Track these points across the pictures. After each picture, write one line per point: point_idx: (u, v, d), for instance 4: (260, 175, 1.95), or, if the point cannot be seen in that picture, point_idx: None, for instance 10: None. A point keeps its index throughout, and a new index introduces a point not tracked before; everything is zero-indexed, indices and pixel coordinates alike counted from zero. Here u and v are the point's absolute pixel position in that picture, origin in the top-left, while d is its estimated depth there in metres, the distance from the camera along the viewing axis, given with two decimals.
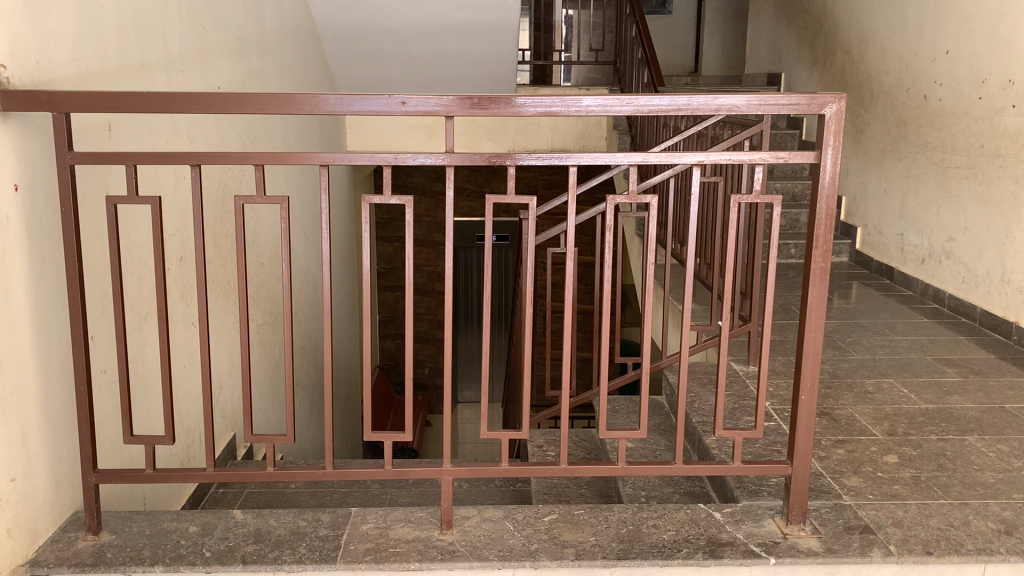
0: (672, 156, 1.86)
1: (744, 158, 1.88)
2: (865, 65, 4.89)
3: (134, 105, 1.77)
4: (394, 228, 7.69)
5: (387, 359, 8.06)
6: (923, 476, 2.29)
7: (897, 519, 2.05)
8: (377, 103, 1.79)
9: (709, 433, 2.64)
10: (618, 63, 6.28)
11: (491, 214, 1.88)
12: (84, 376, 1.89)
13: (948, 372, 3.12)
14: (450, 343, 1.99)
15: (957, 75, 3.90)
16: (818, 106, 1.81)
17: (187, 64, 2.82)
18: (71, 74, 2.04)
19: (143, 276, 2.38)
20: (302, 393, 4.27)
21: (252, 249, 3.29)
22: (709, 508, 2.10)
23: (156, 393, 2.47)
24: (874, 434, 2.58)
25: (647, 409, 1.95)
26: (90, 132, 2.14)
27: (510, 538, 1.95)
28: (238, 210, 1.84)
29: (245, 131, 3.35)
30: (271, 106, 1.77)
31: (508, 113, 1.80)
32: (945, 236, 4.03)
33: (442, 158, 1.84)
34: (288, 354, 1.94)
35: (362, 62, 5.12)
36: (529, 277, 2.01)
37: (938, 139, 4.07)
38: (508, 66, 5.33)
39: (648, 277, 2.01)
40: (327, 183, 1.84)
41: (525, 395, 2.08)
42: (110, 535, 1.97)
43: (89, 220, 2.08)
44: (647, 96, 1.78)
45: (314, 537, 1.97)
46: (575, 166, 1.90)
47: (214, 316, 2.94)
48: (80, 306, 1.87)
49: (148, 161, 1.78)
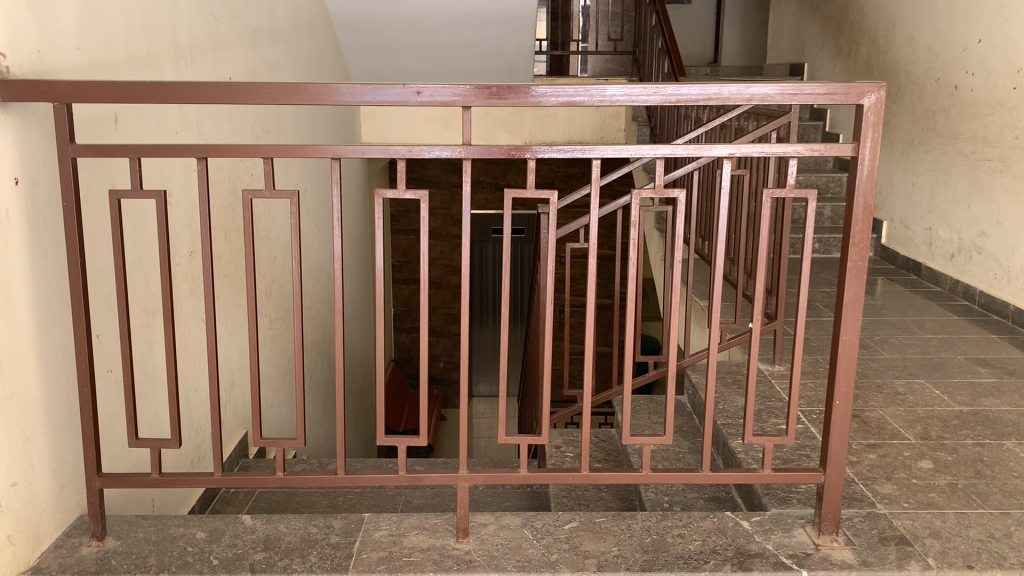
0: (700, 149, 1.76)
1: (777, 149, 1.78)
2: (891, 54, 4.77)
3: (139, 95, 1.70)
4: (409, 221, 7.61)
5: (402, 353, 8.02)
6: (961, 484, 2.19)
7: (935, 529, 1.96)
8: (392, 93, 1.71)
9: (735, 436, 2.55)
10: (635, 53, 6.23)
11: (510, 210, 1.77)
12: (88, 377, 1.82)
13: (981, 373, 3.01)
14: (468, 339, 1.89)
15: (990, 65, 3.77)
16: (857, 96, 1.70)
17: (197, 54, 2.75)
18: (76, 63, 1.98)
19: (150, 273, 2.32)
20: (315, 390, 4.22)
21: (262, 245, 3.21)
22: (737, 516, 2.01)
23: (162, 394, 2.41)
24: (907, 437, 2.48)
25: (672, 414, 1.85)
26: (94, 123, 2.06)
27: (529, 548, 1.87)
28: (247, 204, 1.75)
29: (258, 122, 3.30)
30: (281, 96, 1.69)
31: (528, 105, 1.71)
32: (976, 231, 3.92)
33: (458, 151, 1.75)
34: (299, 351, 1.84)
35: (376, 52, 5.04)
36: (548, 272, 1.92)
37: (969, 131, 3.94)
38: (525, 56, 5.23)
39: (674, 276, 1.91)
40: (339, 177, 1.75)
41: (545, 394, 1.99)
42: (115, 541, 1.90)
43: (92, 214, 2.01)
44: (675, 85, 1.68)
45: (325, 544, 1.89)
46: (598, 158, 1.81)
47: (225, 313, 2.88)
48: (83, 304, 1.79)
49: (152, 153, 1.71)
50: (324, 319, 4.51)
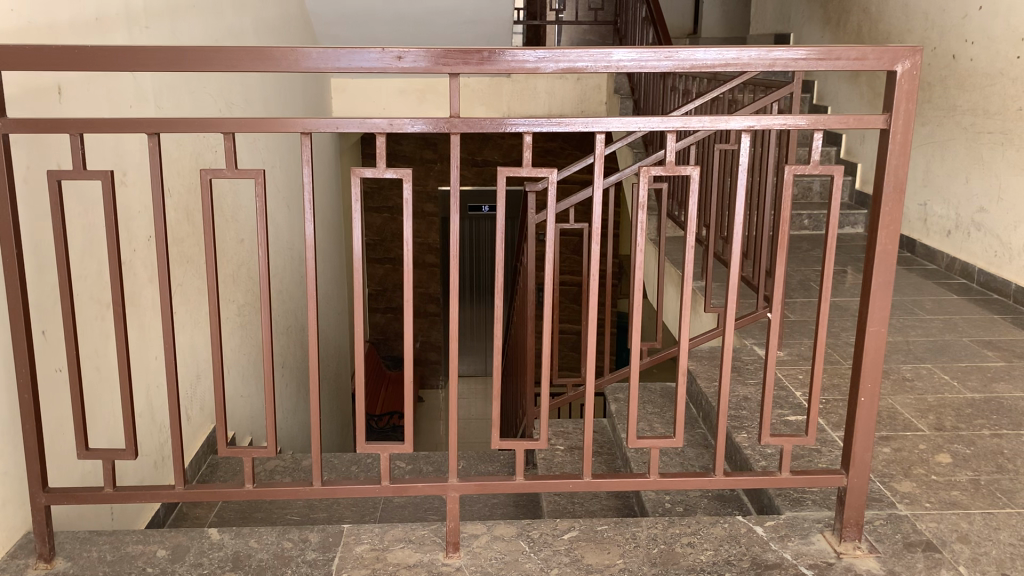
0: (716, 121, 1.58)
1: (799, 121, 1.60)
2: (884, 22, 4.60)
3: (77, 61, 1.48)
4: (382, 198, 7.37)
5: (378, 335, 7.82)
6: (983, 480, 2.06)
7: (963, 533, 1.82)
8: (369, 58, 1.51)
9: (741, 430, 2.39)
10: (617, 24, 6.01)
11: (503, 187, 1.59)
12: (28, 381, 1.61)
13: (990, 356, 2.88)
14: (457, 332, 1.68)
15: (992, 33, 3.61)
16: (890, 62, 1.53)
17: (152, 20, 2.52)
18: (8, 28, 1.74)
19: (101, 259, 2.12)
20: (288, 377, 4.03)
21: (226, 228, 2.99)
22: (750, 520, 1.85)
23: (117, 396, 2.20)
24: (921, 429, 2.34)
25: (683, 415, 1.68)
26: (31, 94, 1.83)
27: (526, 562, 1.70)
28: (206, 184, 1.54)
29: (221, 95, 3.07)
30: (243, 63, 1.48)
31: (525, 70, 1.52)
32: (975, 207, 3.79)
33: (443, 124, 1.55)
34: (269, 346, 1.63)
35: (348, 21, 4.79)
36: (547, 265, 1.68)
37: (969, 103, 3.79)
38: (503, 25, 5.01)
39: (686, 266, 1.67)
40: (310, 153, 1.54)
41: (545, 385, 1.75)
42: (65, 562, 1.71)
43: (30, 197, 1.78)
44: (689, 49, 1.50)
45: (301, 562, 1.71)
46: (602, 132, 1.62)
47: (188, 303, 2.67)
48: (20, 298, 1.58)
49: (96, 128, 1.49)
50: (296, 303, 4.29)
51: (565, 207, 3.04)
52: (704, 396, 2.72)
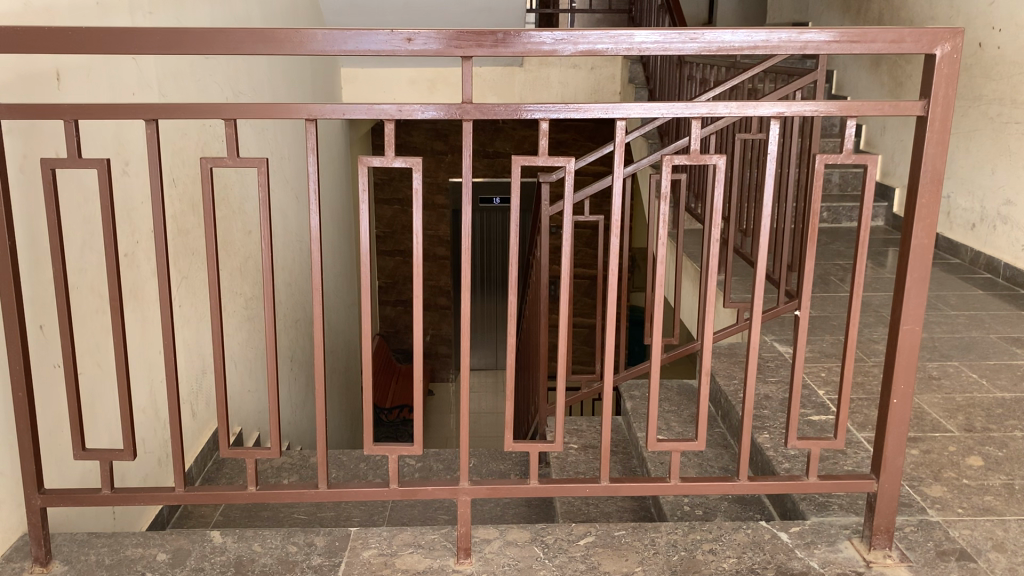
0: (742, 108, 1.50)
1: (831, 107, 1.51)
2: (907, 10, 4.49)
3: (70, 44, 1.40)
4: (392, 190, 7.29)
5: (388, 327, 7.77)
6: (1018, 485, 1.97)
7: (999, 541, 1.74)
8: (377, 41, 1.43)
9: (763, 431, 2.31)
10: (631, 12, 5.91)
11: (518, 177, 1.51)
12: (21, 375, 1.54)
13: (1019, 353, 2.79)
14: (468, 326, 1.60)
15: (1019, 20, 3.50)
16: (929, 45, 1.44)
17: (155, 5, 2.44)
18: (5, 12, 1.67)
19: (99, 251, 2.05)
20: (294, 371, 3.96)
21: (231, 218, 2.92)
22: (773, 526, 1.77)
23: (115, 397, 2.13)
24: (950, 430, 2.25)
25: (705, 417, 1.59)
26: (28, 81, 1.76)
27: (540, 569, 1.63)
28: (206, 173, 1.46)
29: (227, 83, 3.00)
30: (246, 45, 1.41)
31: (541, 53, 1.44)
32: (1001, 199, 3.68)
33: (455, 111, 1.47)
34: (273, 342, 1.56)
35: (358, 7, 4.71)
36: (563, 259, 1.60)
37: (995, 92, 3.69)
38: (517, 12, 4.91)
39: (709, 260, 1.59)
40: (315, 141, 1.46)
41: (559, 382, 1.66)
42: (62, 566, 1.64)
43: (23, 188, 1.71)
44: (716, 31, 1.41)
45: (306, 567, 1.64)
46: (623, 119, 1.54)
47: (192, 297, 2.59)
48: (12, 293, 1.51)
49: (90, 113, 1.42)
50: (303, 295, 4.22)
51: (581, 198, 2.93)
52: (724, 394, 2.64)
